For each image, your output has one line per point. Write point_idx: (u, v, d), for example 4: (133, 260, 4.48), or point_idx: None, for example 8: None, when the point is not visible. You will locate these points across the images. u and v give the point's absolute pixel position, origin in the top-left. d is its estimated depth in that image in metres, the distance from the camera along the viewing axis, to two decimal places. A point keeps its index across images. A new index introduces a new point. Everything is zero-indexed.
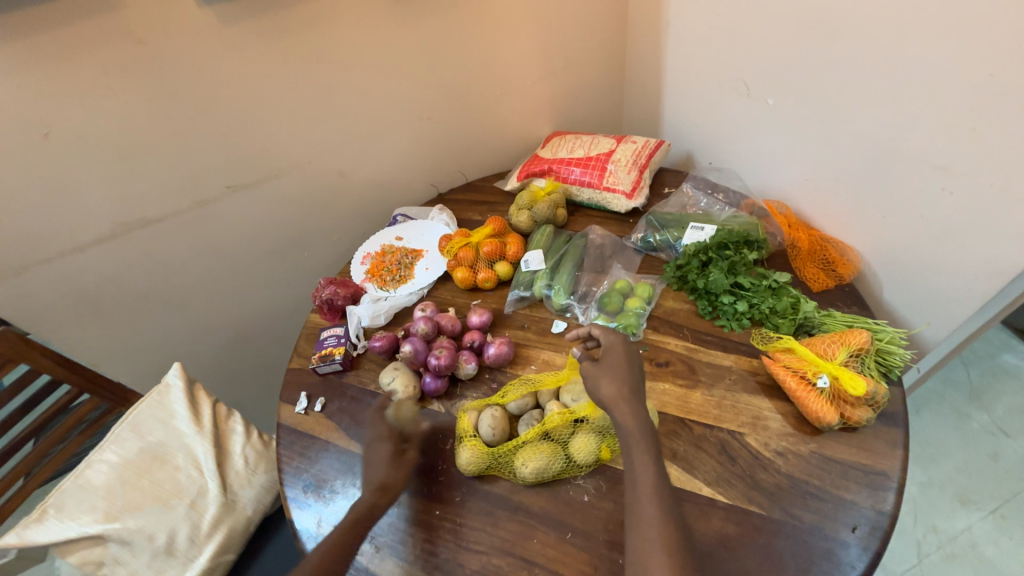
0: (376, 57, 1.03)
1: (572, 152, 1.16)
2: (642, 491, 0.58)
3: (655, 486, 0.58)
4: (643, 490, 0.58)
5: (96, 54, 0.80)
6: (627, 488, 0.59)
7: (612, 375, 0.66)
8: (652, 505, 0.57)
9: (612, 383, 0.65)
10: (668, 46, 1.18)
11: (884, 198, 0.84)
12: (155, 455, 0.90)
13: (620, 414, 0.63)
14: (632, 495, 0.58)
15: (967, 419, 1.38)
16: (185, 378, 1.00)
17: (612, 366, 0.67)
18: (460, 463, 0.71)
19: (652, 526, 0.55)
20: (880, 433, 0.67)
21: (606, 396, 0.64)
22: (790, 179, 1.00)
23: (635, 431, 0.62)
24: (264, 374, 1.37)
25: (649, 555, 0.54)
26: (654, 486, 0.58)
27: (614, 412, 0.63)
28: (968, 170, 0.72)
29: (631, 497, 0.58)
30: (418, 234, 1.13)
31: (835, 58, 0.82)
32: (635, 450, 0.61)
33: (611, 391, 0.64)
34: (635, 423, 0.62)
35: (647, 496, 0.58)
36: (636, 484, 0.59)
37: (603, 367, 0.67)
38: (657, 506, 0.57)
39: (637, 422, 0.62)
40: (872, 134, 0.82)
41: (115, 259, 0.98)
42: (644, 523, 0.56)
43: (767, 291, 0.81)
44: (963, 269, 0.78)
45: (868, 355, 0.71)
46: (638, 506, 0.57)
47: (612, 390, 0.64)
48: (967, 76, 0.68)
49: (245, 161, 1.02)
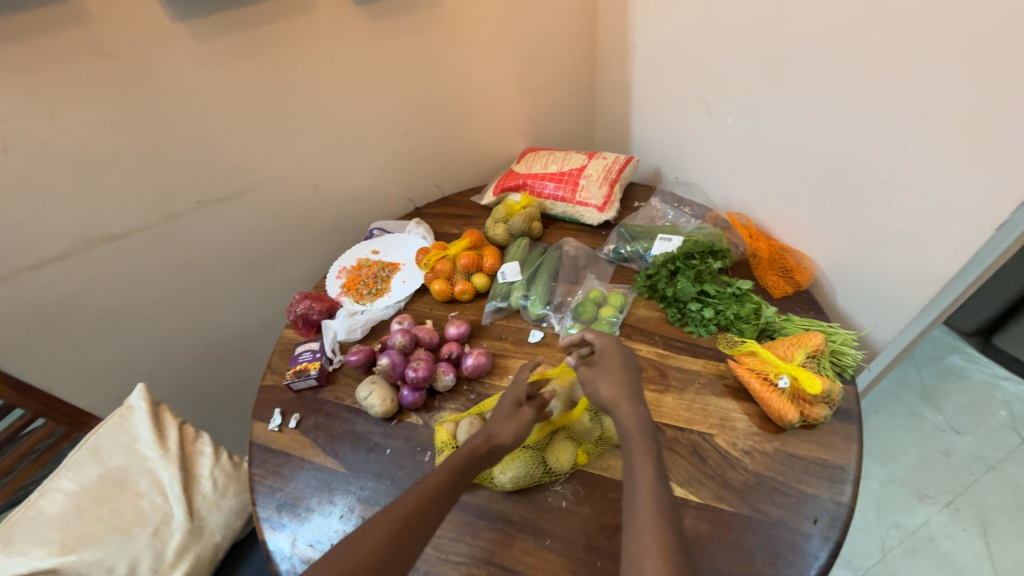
0: (352, 74, 1.05)
1: (546, 167, 1.20)
2: (639, 492, 0.58)
3: (653, 487, 0.58)
4: (642, 491, 0.58)
5: (61, 67, 0.78)
6: (625, 491, 0.59)
7: (610, 377, 0.69)
8: (649, 506, 0.57)
9: (611, 385, 0.67)
10: (634, 68, 1.24)
11: (834, 210, 0.90)
12: (116, 481, 0.86)
13: (623, 413, 0.65)
14: (630, 496, 0.58)
15: (921, 418, 1.47)
16: (149, 399, 0.96)
17: (610, 369, 0.70)
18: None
19: (647, 526, 0.55)
20: (837, 429, 0.71)
21: (607, 397, 0.67)
22: (750, 193, 1.07)
23: (635, 432, 0.63)
24: (234, 393, 1.33)
25: (644, 557, 0.53)
26: (652, 485, 0.58)
27: (617, 412, 0.65)
28: (904, 184, 0.78)
29: (628, 499, 0.58)
30: (395, 247, 1.14)
31: (785, 82, 0.89)
32: (634, 451, 0.62)
33: (603, 393, 0.67)
34: (636, 423, 0.64)
35: (645, 496, 0.57)
36: (633, 486, 0.59)
37: (600, 370, 0.70)
38: (653, 505, 0.56)
39: (638, 422, 0.64)
40: (820, 151, 0.88)
41: (75, 276, 0.94)
42: (640, 524, 0.55)
43: (731, 298, 0.86)
44: (905, 275, 0.85)
45: (824, 356, 0.76)
46: (636, 503, 0.57)
47: (612, 391, 0.67)
48: (899, 99, 0.75)
49: (217, 176, 1.01)
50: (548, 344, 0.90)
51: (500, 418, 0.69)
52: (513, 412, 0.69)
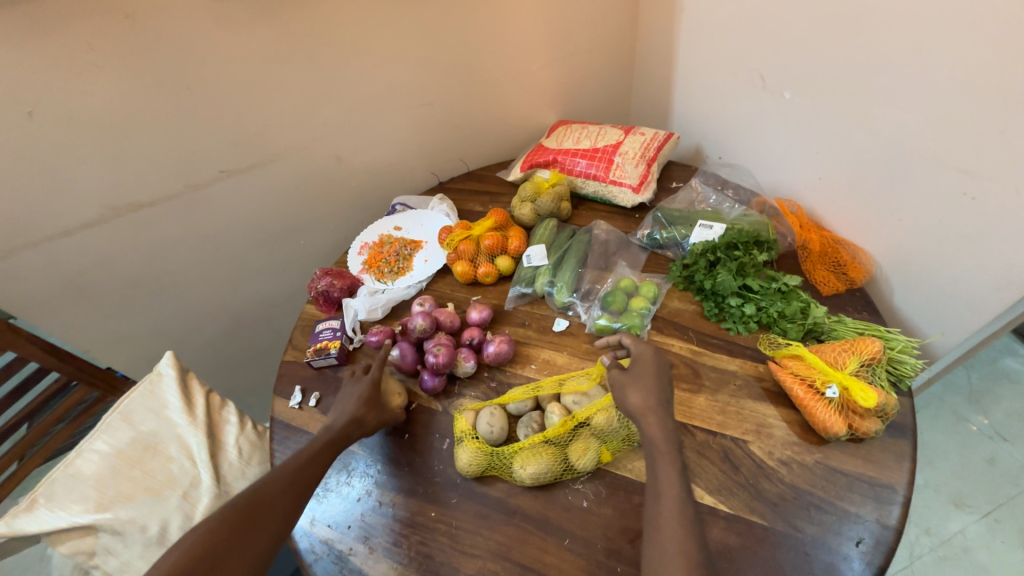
0: (376, 37, 0.99)
1: (578, 142, 1.12)
2: (664, 501, 0.55)
3: (678, 498, 0.55)
4: (666, 501, 0.55)
5: (79, 27, 0.75)
6: (648, 500, 0.56)
7: (640, 385, 0.64)
8: (674, 517, 0.54)
9: (640, 394, 0.63)
10: (681, 33, 1.13)
11: (902, 201, 0.81)
12: (147, 445, 0.88)
13: (648, 423, 0.61)
14: (653, 504, 0.55)
15: (966, 423, 1.38)
16: (177, 367, 0.98)
17: (638, 376, 0.65)
18: (459, 464, 0.70)
19: (670, 538, 0.52)
20: (887, 445, 0.65)
21: (635, 406, 0.62)
22: (803, 177, 0.97)
23: (660, 442, 0.59)
24: (258, 362, 1.35)
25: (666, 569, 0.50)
26: (679, 497, 0.55)
27: (642, 422, 0.61)
28: (993, 175, 0.68)
29: (651, 507, 0.55)
30: (418, 224, 1.10)
31: (858, 51, 0.78)
32: (658, 462, 0.58)
33: (631, 399, 0.63)
34: (661, 435, 0.60)
35: (670, 507, 0.54)
36: (658, 494, 0.56)
37: (631, 377, 0.65)
38: (678, 517, 0.53)
39: (664, 432, 0.60)
40: (893, 134, 0.78)
41: (104, 244, 0.95)
42: (663, 533, 0.53)
43: (776, 294, 0.79)
44: (978, 276, 0.76)
45: (879, 365, 0.69)
46: (660, 514, 0.54)
47: (640, 401, 0.63)
48: (998, 74, 0.64)
49: (239, 145, 0.98)
50: (572, 333, 0.86)
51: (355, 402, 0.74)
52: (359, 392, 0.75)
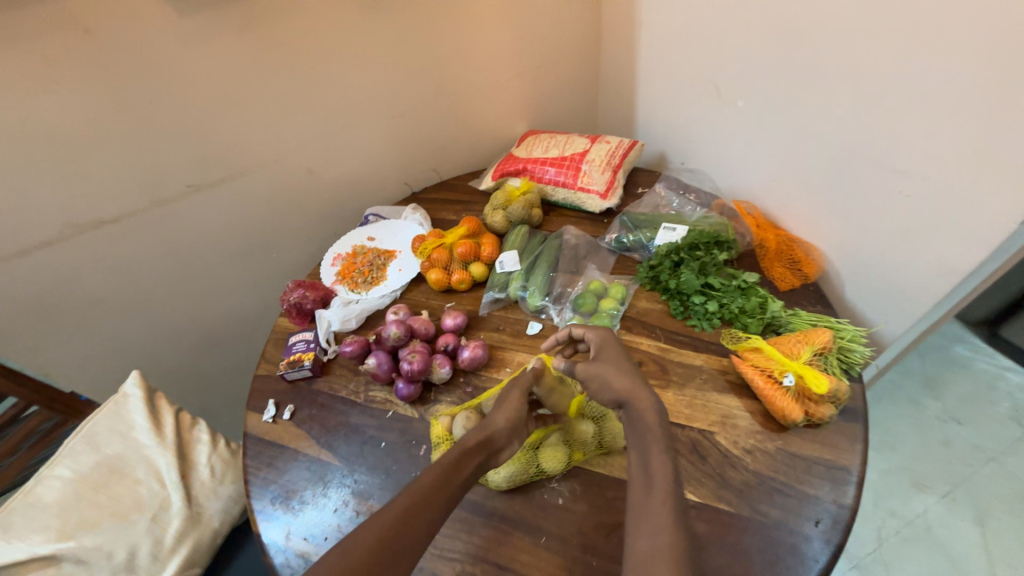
0: (343, 51, 1.00)
1: (547, 151, 1.16)
2: (654, 492, 0.56)
3: (669, 488, 0.56)
4: (658, 491, 0.55)
5: (33, 43, 0.74)
6: (638, 491, 0.57)
7: (620, 369, 0.67)
8: (663, 509, 0.54)
9: (626, 379, 0.65)
10: (641, 46, 1.18)
11: (847, 200, 0.86)
12: (113, 468, 0.85)
13: (640, 406, 0.63)
14: (644, 495, 0.56)
15: (923, 408, 1.45)
16: (145, 387, 0.95)
17: (617, 362, 0.68)
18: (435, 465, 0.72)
19: (661, 526, 0.53)
20: (841, 428, 0.69)
21: (622, 391, 0.64)
22: (759, 180, 1.03)
23: (652, 427, 0.61)
24: (231, 379, 1.32)
25: (655, 563, 0.50)
26: (668, 486, 0.56)
27: (634, 407, 0.63)
28: (924, 174, 0.74)
29: (640, 497, 0.56)
30: (391, 234, 1.11)
31: (801, 63, 0.84)
32: (652, 448, 0.59)
33: (611, 387, 0.65)
34: (654, 419, 0.62)
35: (660, 498, 0.55)
36: (650, 483, 0.57)
37: (610, 363, 0.68)
38: (667, 508, 0.54)
39: (654, 418, 0.62)
40: (836, 138, 0.84)
41: (63, 263, 0.92)
42: (653, 523, 0.53)
43: (736, 291, 0.83)
44: (919, 268, 0.81)
45: (831, 354, 0.74)
46: (650, 505, 0.55)
47: (627, 385, 0.65)
48: (922, 82, 0.70)
49: (206, 160, 0.97)
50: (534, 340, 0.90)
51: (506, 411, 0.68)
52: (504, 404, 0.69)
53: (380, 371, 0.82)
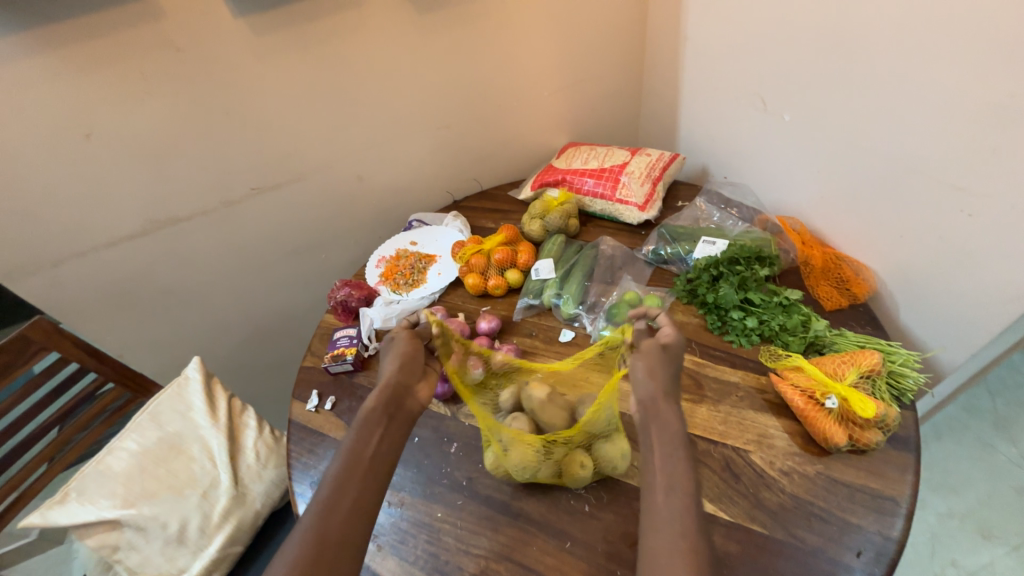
0: (398, 67, 1.07)
1: (587, 163, 1.17)
2: (673, 499, 0.55)
3: (688, 496, 0.55)
4: (676, 498, 0.55)
5: (136, 61, 0.84)
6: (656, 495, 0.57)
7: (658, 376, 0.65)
8: (680, 515, 0.54)
9: (652, 385, 0.64)
10: (687, 60, 1.18)
11: (902, 218, 0.83)
12: (172, 445, 0.92)
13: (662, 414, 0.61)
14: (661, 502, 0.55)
15: (992, 450, 1.33)
16: (204, 371, 1.02)
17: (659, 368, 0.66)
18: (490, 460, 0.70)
19: (678, 532, 0.52)
20: (889, 456, 0.65)
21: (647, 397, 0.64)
22: (806, 197, 1.00)
23: (675, 437, 0.60)
24: (278, 372, 1.41)
25: (671, 566, 0.50)
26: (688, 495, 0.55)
27: (658, 413, 0.62)
28: (987, 192, 0.70)
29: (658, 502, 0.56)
30: (433, 239, 1.16)
31: (854, 78, 0.82)
32: (671, 455, 0.58)
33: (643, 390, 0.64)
34: (675, 427, 0.60)
35: (679, 504, 0.54)
36: (669, 490, 0.56)
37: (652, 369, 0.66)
38: (686, 516, 0.53)
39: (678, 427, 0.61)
40: (890, 154, 0.81)
41: (143, 255, 1.02)
42: (670, 531, 0.53)
43: (777, 308, 0.81)
44: (981, 292, 0.77)
45: (879, 377, 0.70)
46: (667, 511, 0.54)
47: (654, 391, 0.64)
48: (986, 94, 0.67)
49: (270, 166, 1.06)
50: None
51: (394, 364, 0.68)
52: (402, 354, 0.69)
53: None
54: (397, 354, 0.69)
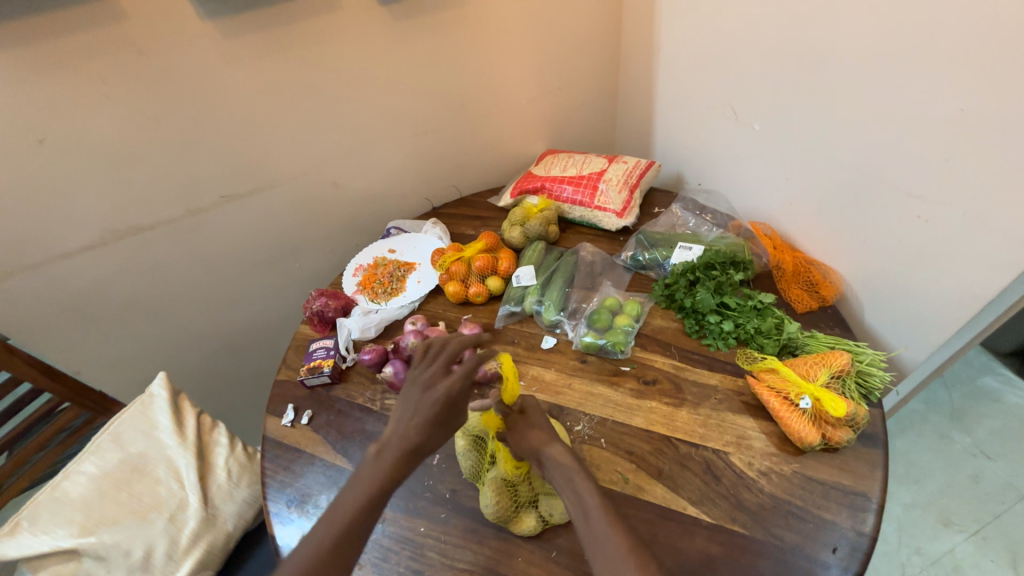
0: (374, 73, 1.05)
1: (565, 170, 1.18)
2: (592, 513, 0.58)
3: (599, 506, 0.59)
4: (593, 512, 0.59)
5: (93, 63, 0.80)
6: (578, 517, 0.59)
7: (530, 430, 0.68)
8: (608, 529, 0.57)
9: (536, 433, 0.67)
10: (660, 71, 1.21)
11: (864, 225, 0.87)
12: (135, 467, 0.86)
13: (557, 452, 0.64)
14: (584, 523, 0.58)
15: (950, 441, 1.40)
16: (170, 388, 0.96)
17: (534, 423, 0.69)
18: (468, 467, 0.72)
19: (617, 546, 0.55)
20: (860, 454, 0.68)
21: (537, 446, 0.65)
22: (776, 204, 1.04)
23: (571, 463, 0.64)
24: (249, 385, 1.36)
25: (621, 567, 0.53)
26: (602, 506, 0.59)
27: (550, 455, 0.65)
28: (942, 200, 0.74)
29: (582, 523, 0.58)
30: (412, 246, 1.14)
31: (819, 90, 0.86)
32: (576, 477, 0.62)
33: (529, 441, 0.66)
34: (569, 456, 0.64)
35: (602, 518, 0.58)
36: (585, 507, 0.59)
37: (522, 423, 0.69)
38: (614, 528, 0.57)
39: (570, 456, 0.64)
40: (853, 164, 0.85)
41: (103, 266, 0.97)
42: (605, 545, 0.55)
43: (752, 311, 0.83)
44: (939, 294, 0.81)
45: (849, 377, 0.73)
46: (593, 528, 0.57)
47: (540, 439, 0.66)
48: (939, 109, 0.71)
49: (240, 173, 1.02)
50: (598, 358, 0.86)
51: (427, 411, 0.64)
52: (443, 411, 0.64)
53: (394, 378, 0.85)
54: (416, 402, 0.65)
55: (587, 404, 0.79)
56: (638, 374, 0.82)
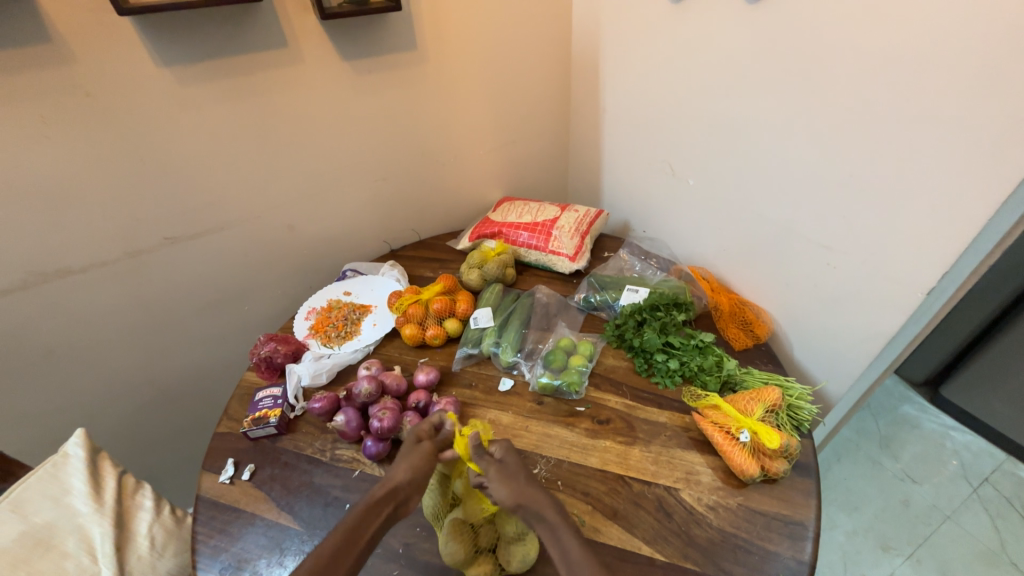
0: (334, 121, 1.08)
1: (521, 216, 1.24)
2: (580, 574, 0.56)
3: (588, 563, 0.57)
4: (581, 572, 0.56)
5: (33, 103, 0.77)
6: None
7: (513, 476, 0.64)
8: None
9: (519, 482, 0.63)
10: (606, 129, 1.33)
11: (785, 268, 0.97)
12: (39, 540, 0.75)
13: (537, 506, 0.61)
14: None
15: (881, 467, 1.51)
16: (89, 447, 0.87)
17: (515, 470, 0.65)
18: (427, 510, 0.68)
19: None
20: (796, 483, 0.72)
21: (519, 495, 0.62)
22: (711, 250, 1.13)
23: (554, 517, 0.61)
24: (183, 438, 1.25)
25: None
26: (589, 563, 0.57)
27: (531, 506, 0.61)
28: (847, 249, 0.85)
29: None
30: (368, 289, 1.14)
31: (742, 152, 0.97)
32: (559, 531, 0.60)
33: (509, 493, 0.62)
34: (551, 508, 0.62)
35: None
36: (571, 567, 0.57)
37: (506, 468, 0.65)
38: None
39: (552, 509, 0.62)
40: (772, 215, 0.96)
41: (20, 312, 0.89)
42: None
43: (695, 350, 0.89)
44: (853, 331, 0.90)
45: (781, 411, 0.79)
46: None
47: (522, 487, 0.63)
48: (836, 171, 0.82)
49: (188, 215, 1.00)
50: (553, 399, 0.88)
51: (403, 461, 0.66)
52: (419, 457, 0.66)
53: (348, 429, 0.82)
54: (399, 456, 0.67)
55: (544, 446, 0.80)
56: (593, 414, 0.84)
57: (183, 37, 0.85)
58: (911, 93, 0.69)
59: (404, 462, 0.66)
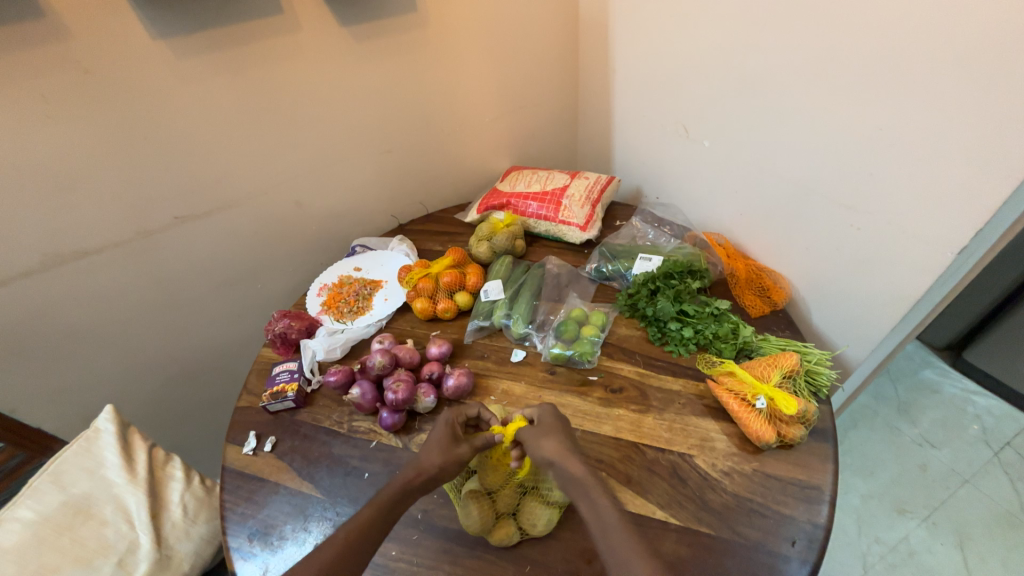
0: (334, 92, 1.05)
1: (530, 186, 1.21)
2: (613, 536, 0.56)
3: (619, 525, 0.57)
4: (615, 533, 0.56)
5: (30, 81, 0.76)
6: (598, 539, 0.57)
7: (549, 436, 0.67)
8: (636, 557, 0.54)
9: (552, 442, 0.65)
10: (616, 90, 1.27)
11: (805, 232, 0.93)
12: (79, 509, 0.79)
13: (570, 466, 0.62)
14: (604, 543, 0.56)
15: (899, 433, 1.49)
16: (118, 421, 0.90)
17: (549, 430, 0.68)
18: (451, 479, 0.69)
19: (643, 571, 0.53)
20: (813, 449, 0.72)
21: (550, 453, 0.64)
22: (727, 215, 1.09)
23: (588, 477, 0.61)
24: (207, 412, 1.29)
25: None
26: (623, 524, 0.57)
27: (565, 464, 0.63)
28: (871, 210, 0.81)
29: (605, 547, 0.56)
30: (377, 264, 1.13)
31: (760, 110, 0.91)
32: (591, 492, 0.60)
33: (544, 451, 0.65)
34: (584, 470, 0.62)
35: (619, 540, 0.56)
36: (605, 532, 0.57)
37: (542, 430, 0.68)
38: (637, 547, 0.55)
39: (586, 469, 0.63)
40: (792, 176, 0.91)
41: (40, 295, 0.91)
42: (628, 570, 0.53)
43: (710, 317, 0.87)
44: (875, 295, 0.87)
45: (798, 376, 0.78)
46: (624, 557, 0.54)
47: (553, 447, 0.65)
48: (861, 127, 0.77)
49: (195, 194, 0.99)
50: (566, 369, 0.88)
51: (433, 447, 0.68)
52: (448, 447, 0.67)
53: (364, 400, 0.83)
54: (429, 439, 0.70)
55: None
56: (605, 383, 0.84)
57: (173, 7, 0.82)
58: (948, 37, 0.63)
59: (439, 451, 0.67)
